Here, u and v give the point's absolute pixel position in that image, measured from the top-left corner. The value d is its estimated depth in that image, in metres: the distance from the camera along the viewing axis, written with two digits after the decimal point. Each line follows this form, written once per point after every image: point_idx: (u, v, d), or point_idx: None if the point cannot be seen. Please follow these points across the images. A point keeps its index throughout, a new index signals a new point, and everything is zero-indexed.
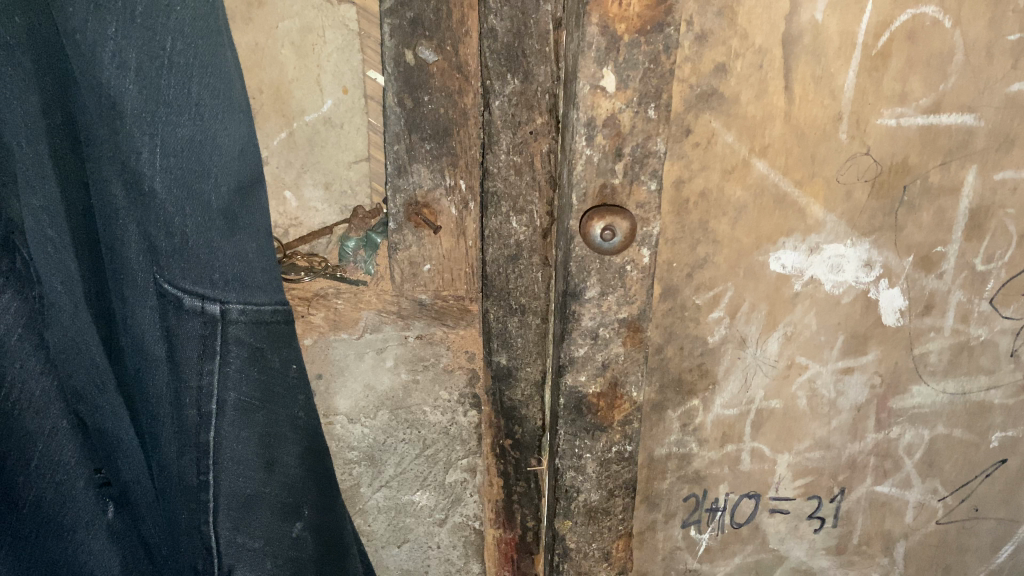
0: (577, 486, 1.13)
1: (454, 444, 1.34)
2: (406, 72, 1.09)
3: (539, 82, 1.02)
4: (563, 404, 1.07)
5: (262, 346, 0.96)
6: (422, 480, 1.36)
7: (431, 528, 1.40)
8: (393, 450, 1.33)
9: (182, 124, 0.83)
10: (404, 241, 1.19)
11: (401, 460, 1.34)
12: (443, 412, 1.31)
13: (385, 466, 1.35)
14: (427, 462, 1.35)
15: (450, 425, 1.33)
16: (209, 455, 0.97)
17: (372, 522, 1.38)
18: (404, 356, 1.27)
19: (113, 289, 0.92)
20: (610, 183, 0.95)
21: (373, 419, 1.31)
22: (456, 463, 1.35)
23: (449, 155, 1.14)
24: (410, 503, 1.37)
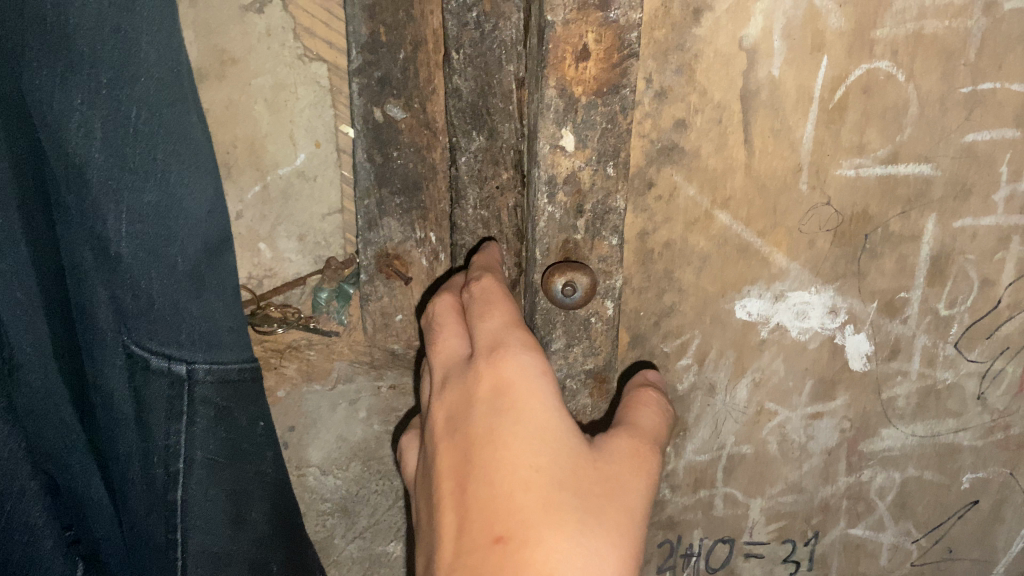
0: None
1: None
2: (374, 128, 1.12)
3: (504, 139, 1.02)
4: None
5: (229, 404, 1.01)
6: (396, 531, 1.40)
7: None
8: (366, 501, 1.37)
9: (147, 190, 0.85)
10: (376, 292, 1.21)
11: (373, 511, 1.38)
12: None
13: (358, 517, 1.38)
14: (400, 513, 1.38)
15: None
16: (177, 514, 1.01)
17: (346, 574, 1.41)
18: (376, 406, 1.31)
19: (84, 350, 0.93)
20: (574, 239, 0.97)
21: (344, 470, 1.34)
22: None
23: (418, 209, 1.16)
24: (384, 554, 1.41)
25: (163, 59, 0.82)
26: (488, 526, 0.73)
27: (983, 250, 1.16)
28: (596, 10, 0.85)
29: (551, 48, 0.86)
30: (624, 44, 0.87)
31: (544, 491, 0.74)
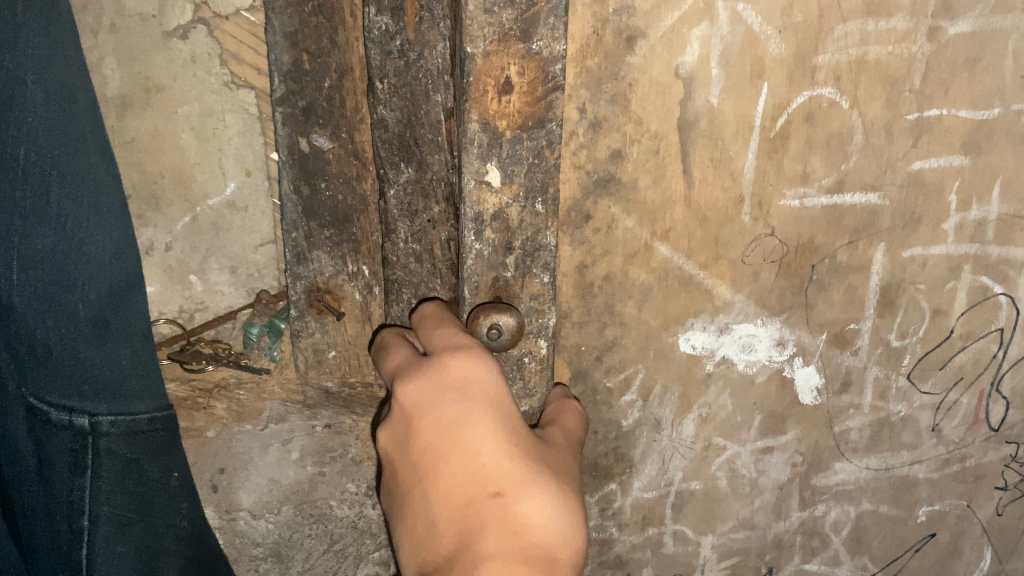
0: None
1: (364, 538, 1.31)
2: (302, 157, 1.06)
3: (433, 170, 0.99)
4: None
5: (139, 456, 0.97)
6: None
7: None
8: (300, 545, 1.30)
9: (42, 235, 0.78)
10: (307, 328, 1.16)
11: (308, 555, 1.31)
12: (351, 506, 1.28)
13: (292, 562, 1.31)
14: (336, 557, 1.32)
15: (358, 519, 1.30)
16: (81, 573, 0.94)
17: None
18: (310, 447, 1.24)
19: None
20: (504, 277, 0.91)
21: (276, 514, 1.27)
22: (367, 558, 1.33)
23: (350, 241, 1.11)
24: None
25: (53, 97, 0.77)
26: (481, 484, 0.76)
27: (934, 280, 1.13)
28: (518, 41, 0.80)
29: (472, 81, 0.81)
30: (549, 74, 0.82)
31: (527, 463, 0.79)
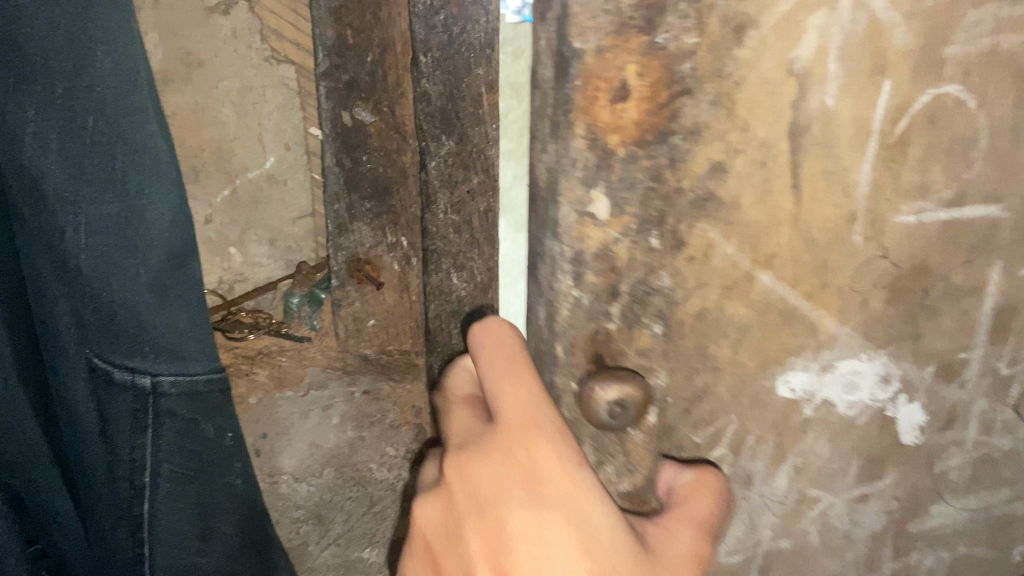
0: None
1: (399, 498, 1.41)
2: (345, 132, 1.17)
3: (473, 143, 1.04)
4: None
5: (195, 418, 0.99)
6: (369, 537, 1.43)
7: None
8: (340, 507, 1.41)
9: (106, 202, 0.77)
10: (346, 296, 1.31)
11: (348, 518, 1.42)
12: (388, 468, 1.40)
13: (332, 523, 1.41)
14: (374, 518, 1.43)
15: (396, 481, 1.41)
16: (143, 529, 1.00)
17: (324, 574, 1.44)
18: (349, 413, 1.36)
19: (48, 360, 0.91)
20: (603, 330, 0.65)
21: (318, 477, 1.39)
22: (400, 515, 1.42)
23: (388, 214, 1.23)
24: (360, 559, 1.43)
25: (119, 67, 0.72)
26: None
27: None
28: (637, 32, 0.55)
29: (578, 82, 0.58)
30: (672, 77, 0.57)
31: None
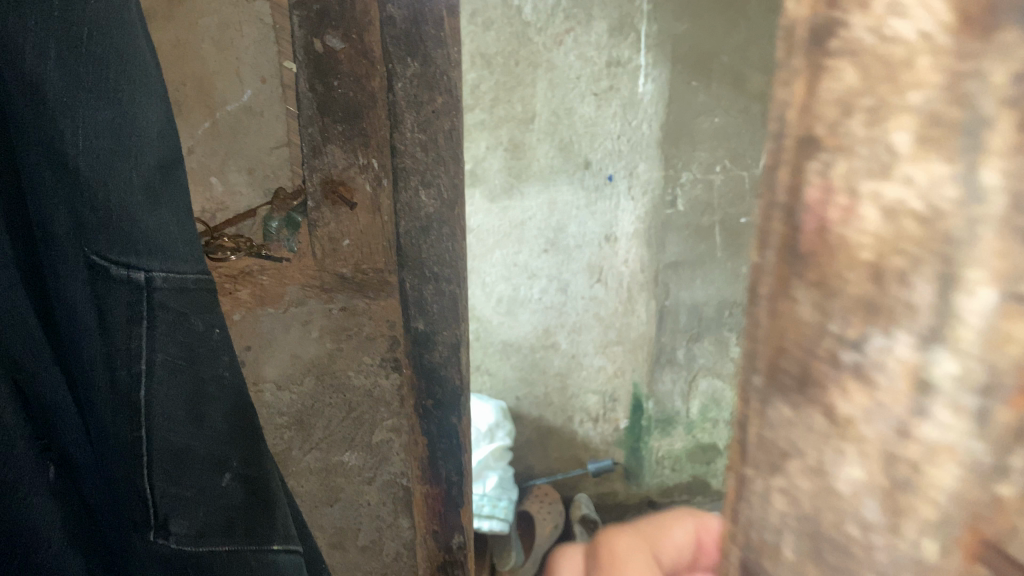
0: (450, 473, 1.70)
1: (379, 406, 1.62)
2: (316, 58, 1.29)
3: (437, 64, 1.29)
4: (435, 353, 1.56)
5: (186, 311, 1.05)
6: (350, 442, 1.66)
7: (361, 486, 1.71)
8: (321, 414, 1.62)
9: (102, 108, 0.92)
10: (322, 218, 1.41)
11: (328, 423, 1.64)
12: (366, 376, 1.59)
13: (313, 430, 1.64)
14: (353, 425, 1.65)
15: (373, 389, 1.61)
16: (141, 414, 1.04)
17: (305, 482, 1.68)
18: (328, 326, 1.53)
19: (47, 267, 1.03)
20: (989, 491, 0.48)
21: (300, 384, 1.57)
22: (381, 425, 1.65)
23: (360, 137, 1.35)
24: (341, 463, 1.67)
25: None
26: None
27: None
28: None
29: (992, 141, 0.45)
30: None
31: None
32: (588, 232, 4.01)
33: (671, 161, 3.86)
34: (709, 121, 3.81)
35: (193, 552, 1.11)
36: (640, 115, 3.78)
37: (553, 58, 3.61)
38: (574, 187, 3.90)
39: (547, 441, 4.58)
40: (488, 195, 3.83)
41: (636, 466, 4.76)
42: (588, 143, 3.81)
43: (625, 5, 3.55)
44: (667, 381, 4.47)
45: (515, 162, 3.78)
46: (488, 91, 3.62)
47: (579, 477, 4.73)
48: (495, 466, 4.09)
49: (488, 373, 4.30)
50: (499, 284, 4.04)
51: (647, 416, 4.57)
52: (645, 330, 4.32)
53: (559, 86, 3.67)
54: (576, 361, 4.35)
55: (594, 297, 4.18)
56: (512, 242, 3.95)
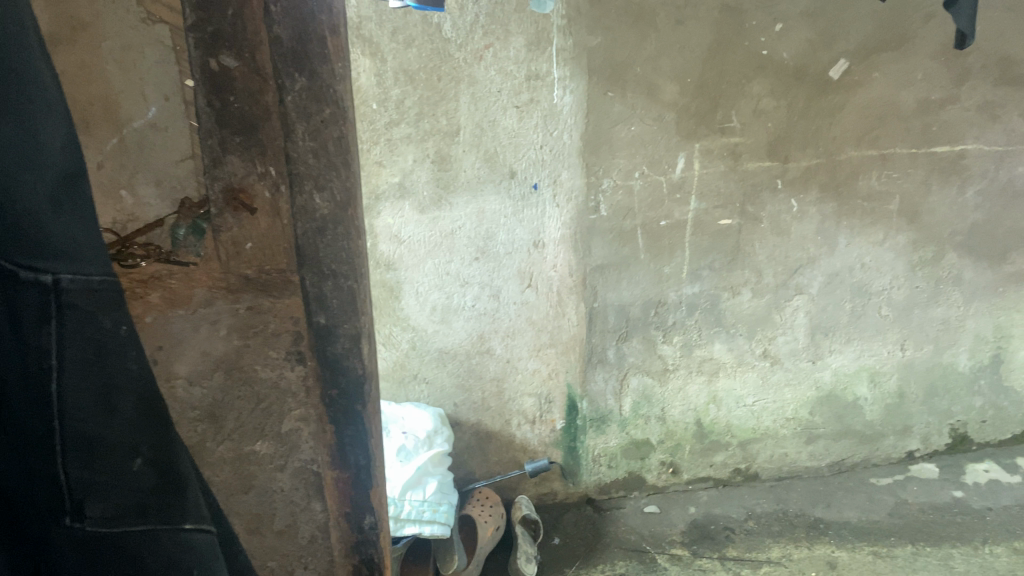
0: (359, 461, 1.76)
1: (285, 397, 1.68)
2: (211, 76, 1.37)
3: (323, 78, 1.39)
4: (341, 343, 1.63)
5: (92, 310, 1.28)
6: (262, 432, 1.70)
7: (274, 473, 1.75)
8: (231, 407, 1.65)
9: (6, 127, 1.07)
10: (225, 224, 1.49)
11: (239, 415, 1.67)
12: (273, 368, 1.64)
13: (225, 422, 1.67)
14: (263, 415, 1.69)
15: (280, 380, 1.66)
16: (53, 406, 1.28)
17: (219, 472, 1.71)
18: (235, 324, 1.58)
19: None
20: None
21: (209, 381, 1.61)
22: (289, 415, 1.70)
23: (257, 148, 1.43)
24: (253, 452, 1.71)
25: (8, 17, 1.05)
26: None
27: None
28: None
29: None
30: None
31: None
32: (516, 239, 4.09)
33: (592, 168, 4.03)
34: (626, 129, 3.99)
35: (107, 531, 1.36)
36: (561, 126, 3.91)
37: (474, 73, 3.75)
38: (500, 196, 4.00)
39: (486, 445, 4.63)
40: (417, 207, 3.96)
41: (573, 465, 4.81)
42: (513, 154, 3.93)
43: (540, 21, 3.68)
44: (600, 381, 4.58)
45: (441, 174, 3.91)
46: (412, 106, 3.75)
47: (518, 478, 4.78)
48: (434, 472, 4.06)
49: (426, 380, 4.37)
50: (432, 293, 4.15)
51: (582, 415, 4.64)
52: (577, 332, 4.41)
53: (481, 100, 3.80)
54: (511, 365, 4.42)
55: (526, 302, 4.25)
56: (442, 252, 4.07)
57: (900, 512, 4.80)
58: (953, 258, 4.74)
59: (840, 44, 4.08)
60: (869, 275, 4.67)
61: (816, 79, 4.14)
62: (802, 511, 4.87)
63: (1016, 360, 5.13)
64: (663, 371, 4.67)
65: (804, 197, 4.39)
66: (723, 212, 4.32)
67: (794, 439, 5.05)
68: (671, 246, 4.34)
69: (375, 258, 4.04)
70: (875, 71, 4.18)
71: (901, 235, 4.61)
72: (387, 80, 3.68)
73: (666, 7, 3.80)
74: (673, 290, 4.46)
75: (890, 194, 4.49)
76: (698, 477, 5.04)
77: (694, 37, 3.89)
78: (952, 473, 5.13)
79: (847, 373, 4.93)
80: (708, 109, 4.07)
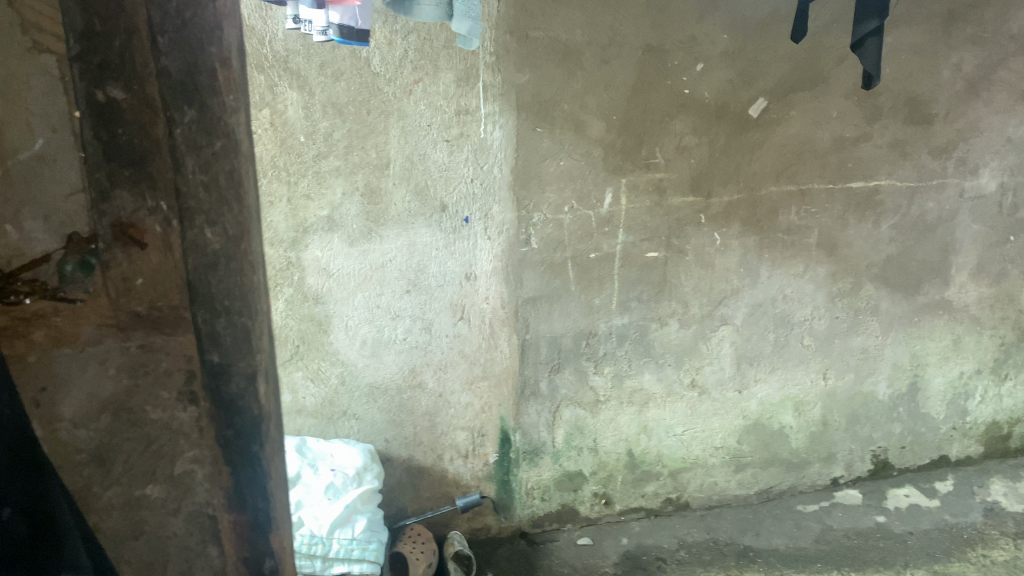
0: (260, 504, 1.56)
1: (177, 437, 1.51)
2: (97, 108, 1.30)
3: (213, 110, 1.31)
4: (237, 380, 1.48)
5: None
6: (151, 475, 1.53)
7: (165, 518, 1.56)
8: (119, 449, 1.50)
9: None
10: (114, 259, 1.38)
11: (128, 458, 1.51)
12: (163, 409, 1.49)
13: (113, 465, 1.51)
14: (154, 457, 1.52)
15: (171, 421, 1.50)
16: None
17: (108, 518, 1.54)
18: (125, 364, 1.45)
19: None
20: None
21: (96, 422, 1.47)
22: (182, 455, 1.53)
23: (146, 180, 1.34)
24: (142, 496, 1.54)
25: None
26: None
27: None
28: None
29: None
30: None
31: None
32: (447, 272, 4.07)
33: (521, 202, 4.05)
34: (555, 164, 4.04)
35: None
36: (490, 159, 3.93)
37: (403, 107, 3.75)
38: (431, 229, 3.99)
39: (418, 481, 4.53)
40: (346, 240, 3.92)
41: (506, 499, 4.75)
42: (443, 187, 3.93)
43: (468, 57, 3.72)
44: (533, 413, 4.57)
45: (371, 207, 3.88)
46: (341, 139, 3.74)
47: (450, 513, 4.67)
48: (363, 510, 3.93)
49: (356, 416, 4.28)
50: (362, 326, 4.09)
51: (515, 448, 4.61)
52: (509, 364, 4.40)
53: (411, 133, 3.80)
54: (443, 400, 4.37)
55: (458, 335, 4.23)
56: (372, 285, 4.02)
57: (826, 538, 4.89)
58: (870, 289, 4.90)
59: (760, 84, 4.22)
60: (791, 305, 4.79)
61: (736, 117, 4.26)
62: (732, 540, 4.91)
63: (932, 388, 5.30)
64: (595, 403, 4.67)
65: (728, 230, 4.50)
66: (649, 245, 4.39)
67: (723, 468, 5.10)
68: (601, 278, 4.37)
69: (303, 291, 3.97)
70: (793, 109, 4.34)
71: (820, 267, 4.75)
72: (315, 113, 3.67)
73: (592, 47, 3.88)
74: (603, 322, 4.49)
75: (810, 227, 4.64)
76: (630, 508, 5.02)
77: (619, 75, 3.99)
78: (874, 498, 5.26)
79: (772, 402, 5.02)
80: (634, 145, 4.16)
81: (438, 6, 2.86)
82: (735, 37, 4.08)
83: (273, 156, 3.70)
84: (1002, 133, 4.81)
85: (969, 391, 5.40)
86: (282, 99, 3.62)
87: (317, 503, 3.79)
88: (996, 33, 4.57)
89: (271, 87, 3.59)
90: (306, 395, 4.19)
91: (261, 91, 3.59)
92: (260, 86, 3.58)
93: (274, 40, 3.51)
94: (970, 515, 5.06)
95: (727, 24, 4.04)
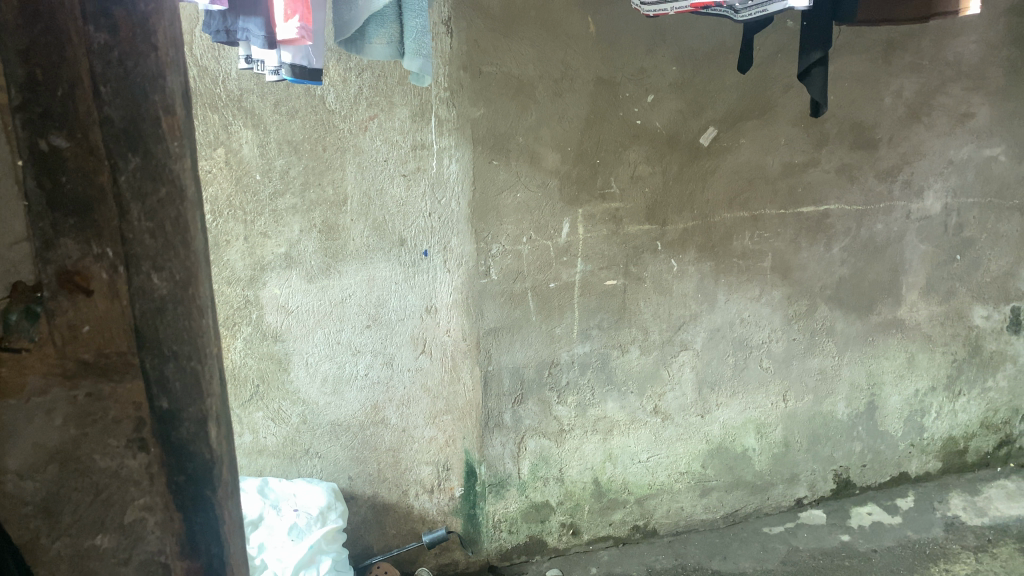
0: (214, 551, 1.42)
1: (128, 486, 1.36)
2: (41, 157, 1.20)
3: (157, 158, 1.24)
4: (187, 427, 1.37)
5: None
6: (101, 525, 1.35)
7: (116, 569, 1.38)
8: (67, 499, 1.32)
9: None
10: (60, 307, 1.26)
11: (76, 508, 1.33)
12: (111, 457, 1.33)
13: (61, 515, 1.32)
14: (104, 507, 1.35)
15: (120, 469, 1.35)
16: None
17: (55, 570, 1.34)
18: (71, 413, 1.29)
19: None
20: None
21: (41, 474, 1.29)
22: (132, 504, 1.36)
23: (92, 227, 1.24)
24: (92, 548, 1.36)
25: None
26: None
27: None
28: None
29: None
30: None
31: None
32: (407, 306, 4.07)
33: (480, 234, 4.08)
34: (512, 197, 4.08)
35: None
36: (448, 193, 3.95)
37: (360, 143, 3.77)
38: (391, 263, 3.99)
39: (383, 518, 4.45)
40: (305, 276, 3.89)
41: (474, 533, 4.69)
42: (402, 221, 3.93)
43: (422, 93, 3.76)
44: (498, 445, 4.55)
45: (329, 243, 3.87)
46: (298, 176, 3.73)
47: (417, 551, 4.59)
48: (328, 550, 3.86)
49: (319, 455, 4.21)
50: (322, 363, 4.06)
51: (481, 481, 4.58)
52: (472, 397, 4.39)
53: (367, 169, 3.82)
54: (406, 435, 4.33)
55: (420, 368, 4.21)
56: (332, 321, 4.00)
57: (792, 559, 4.93)
58: (825, 310, 5.01)
59: (709, 114, 4.33)
60: (748, 329, 4.87)
61: (688, 146, 4.36)
62: (700, 565, 4.91)
63: (889, 406, 5.40)
64: (559, 432, 4.67)
65: (683, 257, 4.57)
66: (608, 273, 4.44)
67: (688, 493, 5.11)
68: (562, 306, 4.40)
69: (261, 330, 3.93)
70: (742, 137, 4.45)
71: (775, 290, 4.84)
72: (270, 151, 3.66)
73: (545, 81, 3.95)
74: (566, 350, 4.50)
75: (763, 252, 4.73)
76: (598, 536, 4.99)
77: (572, 109, 4.06)
78: (838, 518, 5.31)
79: (735, 425, 5.07)
80: (589, 175, 4.22)
81: (389, 44, 2.90)
82: (684, 68, 4.18)
83: (229, 195, 3.66)
84: (944, 156, 4.98)
85: (925, 408, 5.51)
86: (237, 137, 3.59)
87: (280, 544, 3.68)
88: (933, 60, 4.75)
89: (225, 125, 3.56)
90: (266, 436, 4.11)
91: (215, 129, 3.55)
92: (214, 125, 3.54)
93: (227, 79, 3.52)
94: (932, 531, 5.15)
95: (676, 56, 4.14)
